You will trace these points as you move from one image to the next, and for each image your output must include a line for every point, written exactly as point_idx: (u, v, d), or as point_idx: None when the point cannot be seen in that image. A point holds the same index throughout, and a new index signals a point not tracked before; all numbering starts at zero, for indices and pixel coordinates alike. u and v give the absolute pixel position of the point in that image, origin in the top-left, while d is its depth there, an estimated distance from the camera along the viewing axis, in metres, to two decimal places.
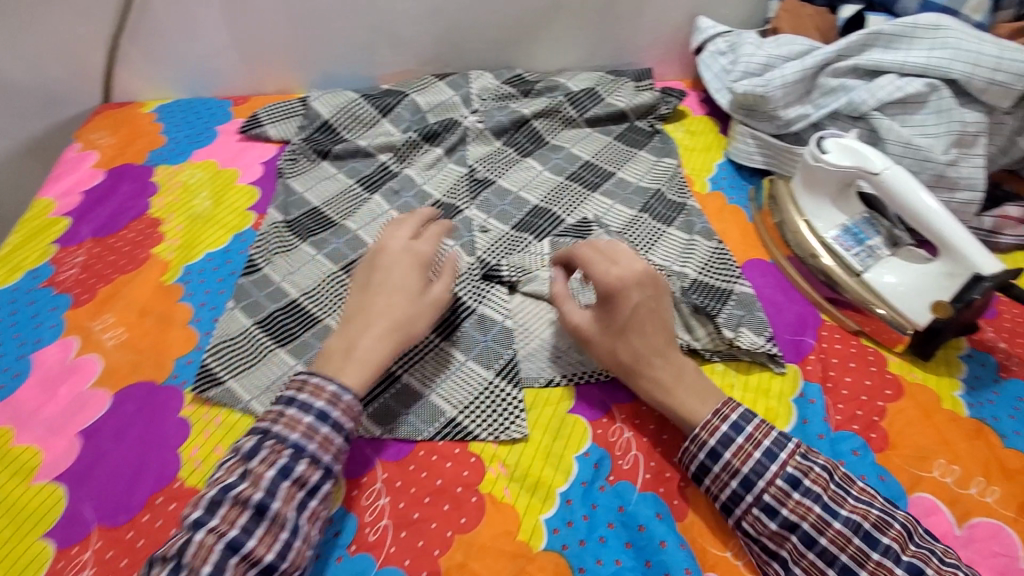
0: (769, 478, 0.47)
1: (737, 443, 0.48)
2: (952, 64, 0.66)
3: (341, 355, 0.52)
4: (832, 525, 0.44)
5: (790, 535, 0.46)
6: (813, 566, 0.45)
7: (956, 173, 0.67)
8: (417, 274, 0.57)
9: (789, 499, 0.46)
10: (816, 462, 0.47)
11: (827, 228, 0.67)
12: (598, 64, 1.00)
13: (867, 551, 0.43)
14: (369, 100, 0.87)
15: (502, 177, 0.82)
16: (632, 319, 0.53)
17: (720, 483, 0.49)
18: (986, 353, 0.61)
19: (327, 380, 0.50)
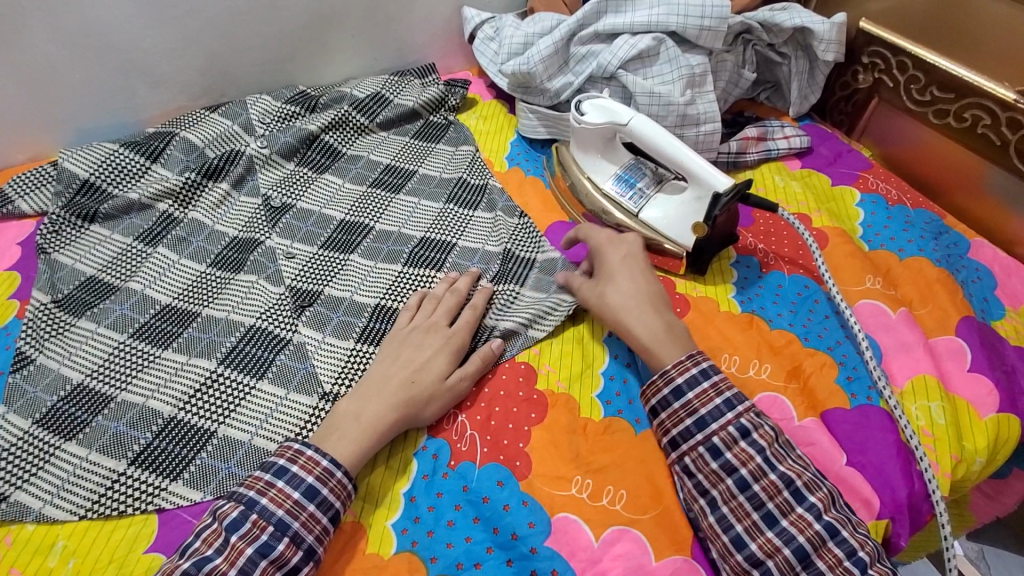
0: (722, 422, 0.51)
1: (702, 386, 0.53)
2: (669, 18, 0.76)
3: (339, 435, 0.51)
4: (768, 474, 0.49)
5: (726, 475, 0.50)
6: (739, 507, 0.48)
7: (695, 111, 0.77)
8: (444, 361, 0.57)
9: (735, 445, 0.50)
10: (766, 421, 0.52)
11: (605, 180, 0.74)
12: (383, 67, 1.00)
13: (766, 470, 0.49)
14: (132, 148, 0.79)
15: (302, 199, 0.79)
16: (620, 269, 0.62)
17: (676, 419, 0.53)
18: (749, 256, 0.72)
19: (319, 454, 0.49)
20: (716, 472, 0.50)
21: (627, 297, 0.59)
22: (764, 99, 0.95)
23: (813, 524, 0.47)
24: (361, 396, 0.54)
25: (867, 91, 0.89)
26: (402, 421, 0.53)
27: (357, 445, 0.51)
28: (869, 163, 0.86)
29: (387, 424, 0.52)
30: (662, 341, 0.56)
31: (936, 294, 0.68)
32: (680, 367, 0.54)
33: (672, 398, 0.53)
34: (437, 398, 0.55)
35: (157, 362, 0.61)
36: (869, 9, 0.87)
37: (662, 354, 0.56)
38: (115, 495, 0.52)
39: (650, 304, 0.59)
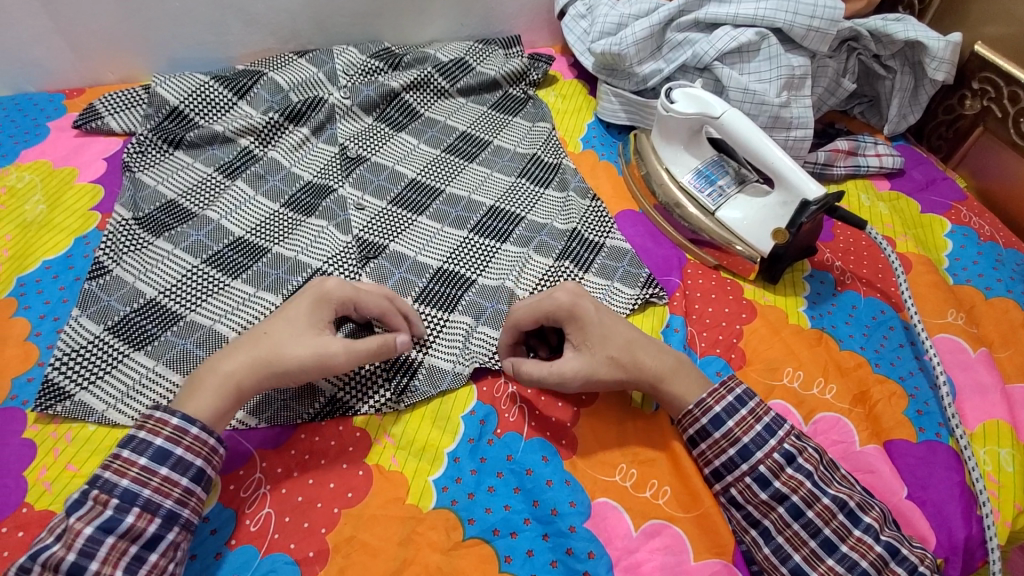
0: (766, 450, 0.48)
1: (741, 413, 0.50)
2: (776, 13, 0.72)
3: (197, 388, 0.47)
4: (820, 500, 0.46)
5: (778, 505, 0.47)
6: (796, 536, 0.46)
7: (789, 114, 0.74)
8: (305, 318, 0.50)
9: (783, 472, 0.48)
10: (809, 443, 0.49)
11: (683, 173, 0.72)
12: (469, 34, 0.99)
13: (817, 495, 0.47)
14: (221, 82, 0.81)
15: (377, 154, 0.79)
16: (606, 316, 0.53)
17: (717, 449, 0.50)
18: (825, 271, 0.69)
19: (170, 414, 0.46)
20: (767, 502, 0.48)
21: (627, 351, 0.51)
22: (858, 113, 0.90)
23: (874, 546, 0.45)
24: (226, 348, 0.49)
25: (973, 118, 0.83)
26: (260, 376, 0.48)
27: (210, 399, 0.47)
28: (963, 194, 0.81)
29: (238, 380, 0.48)
30: (680, 383, 0.51)
31: (1019, 338, 0.64)
32: (715, 394, 0.50)
33: (738, 404, 0.50)
34: (288, 361, 0.48)
35: (225, 291, 0.62)
36: (984, 32, 0.80)
37: (685, 394, 0.51)
38: None
39: (648, 341, 0.53)
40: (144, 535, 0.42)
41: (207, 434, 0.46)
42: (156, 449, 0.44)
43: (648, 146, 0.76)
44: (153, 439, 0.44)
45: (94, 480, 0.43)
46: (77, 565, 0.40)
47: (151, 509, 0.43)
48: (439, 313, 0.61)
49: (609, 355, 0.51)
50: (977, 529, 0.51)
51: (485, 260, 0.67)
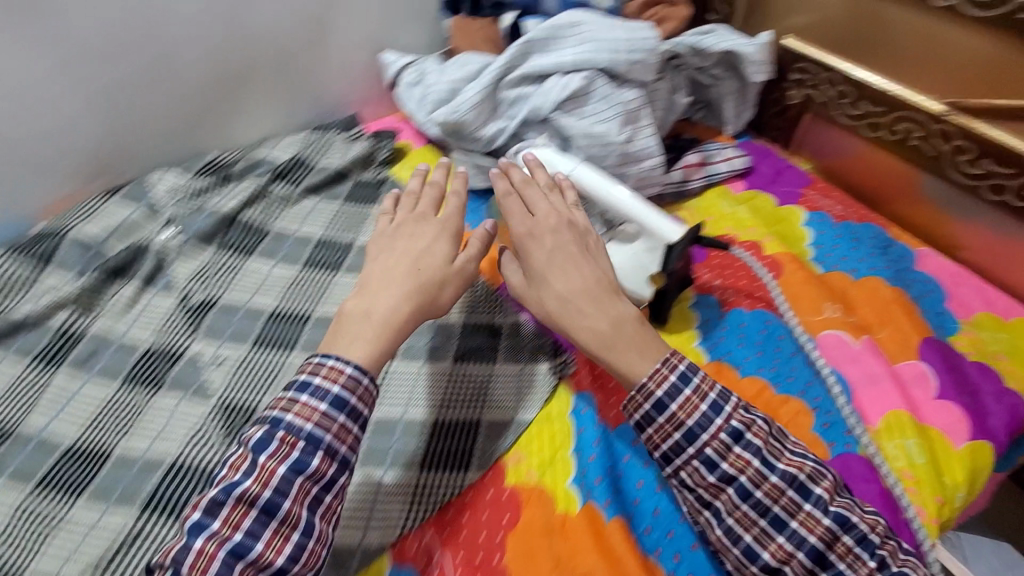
0: (713, 432, 0.50)
1: (685, 395, 0.51)
2: (597, 55, 0.72)
3: (350, 339, 0.52)
4: (768, 479, 0.48)
5: (726, 485, 0.49)
6: (745, 517, 0.48)
7: (635, 148, 0.75)
8: (446, 244, 0.58)
9: (730, 452, 0.49)
10: (757, 415, 0.51)
11: None
12: (303, 122, 0.93)
13: (766, 475, 0.48)
14: (16, 256, 0.69)
15: (228, 291, 0.71)
16: (550, 267, 0.56)
17: (663, 433, 0.51)
18: (708, 294, 0.70)
19: (319, 397, 0.48)
20: (716, 484, 0.49)
21: (564, 302, 0.55)
22: (699, 118, 0.94)
23: (822, 520, 0.47)
24: (368, 295, 0.54)
25: (799, 106, 0.86)
26: (416, 312, 0.54)
27: (370, 346, 0.51)
28: (807, 179, 0.86)
29: (404, 314, 0.53)
30: (633, 360, 0.53)
31: (895, 315, 0.67)
32: (657, 378, 0.51)
33: (682, 384, 0.51)
34: (448, 282, 0.56)
35: (66, 522, 0.53)
36: (791, 23, 0.83)
37: (632, 362, 0.52)
38: None
39: (591, 301, 0.55)
40: (325, 477, 0.47)
41: None
42: None
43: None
44: None
45: None
46: (271, 504, 0.45)
47: (330, 454, 0.48)
48: None
49: (545, 302, 0.56)
50: (910, 534, 0.52)
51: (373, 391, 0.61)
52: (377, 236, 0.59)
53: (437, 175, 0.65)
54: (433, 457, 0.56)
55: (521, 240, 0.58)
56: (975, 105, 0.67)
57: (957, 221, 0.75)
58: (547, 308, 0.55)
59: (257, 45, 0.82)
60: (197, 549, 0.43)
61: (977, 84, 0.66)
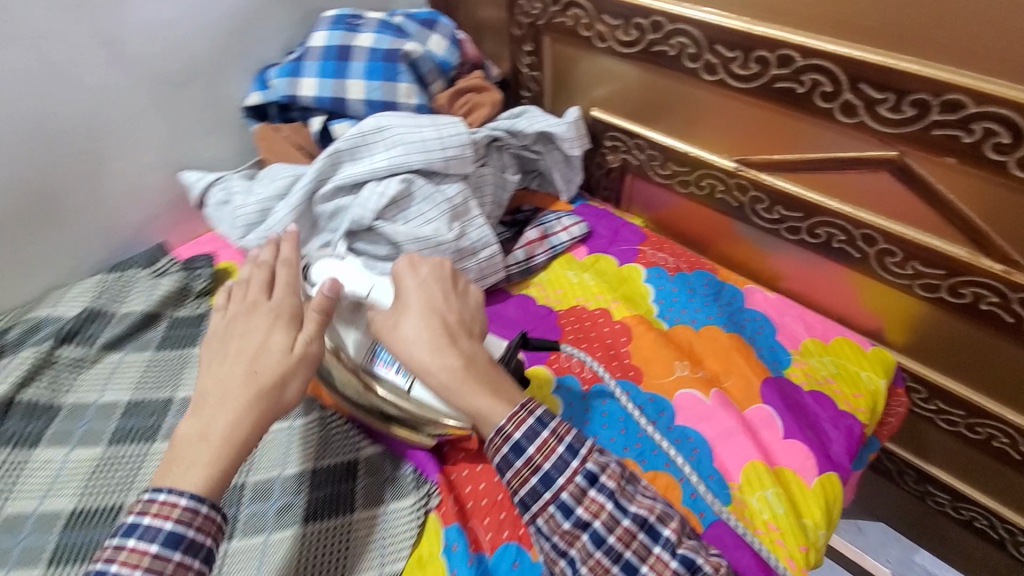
0: (568, 475, 0.51)
1: (542, 438, 0.52)
2: (410, 158, 0.70)
3: (187, 463, 0.48)
4: (621, 521, 0.50)
5: (580, 532, 0.50)
6: (598, 564, 0.49)
7: (469, 241, 0.74)
8: (282, 332, 0.55)
9: (585, 496, 0.51)
10: (610, 458, 0.53)
11: (361, 352, 0.61)
12: (100, 262, 0.81)
13: (618, 518, 0.50)
14: None
15: (10, 498, 0.59)
16: (414, 309, 0.57)
17: (521, 479, 0.51)
18: (567, 375, 0.70)
19: (177, 496, 0.47)
20: (571, 531, 0.50)
21: (422, 346, 0.55)
22: (537, 186, 0.96)
23: (669, 562, 0.49)
24: (207, 411, 0.51)
25: (619, 168, 0.91)
26: (264, 418, 0.52)
27: (209, 474, 0.48)
28: (642, 234, 0.90)
29: (239, 430, 0.50)
30: (490, 403, 0.53)
31: (735, 362, 0.70)
32: (515, 420, 0.52)
33: (540, 427, 0.52)
34: (290, 376, 0.53)
35: None
36: (594, 96, 0.87)
37: (485, 406, 0.53)
38: None
39: (448, 343, 0.55)
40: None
41: None
42: None
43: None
44: None
45: None
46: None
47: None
48: None
49: (405, 346, 0.55)
50: None
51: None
52: (210, 337, 0.56)
53: (264, 254, 0.62)
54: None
55: (398, 285, 0.59)
56: (756, 161, 0.73)
57: (773, 256, 0.81)
58: (408, 352, 0.55)
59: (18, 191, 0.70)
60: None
61: (753, 144, 0.72)
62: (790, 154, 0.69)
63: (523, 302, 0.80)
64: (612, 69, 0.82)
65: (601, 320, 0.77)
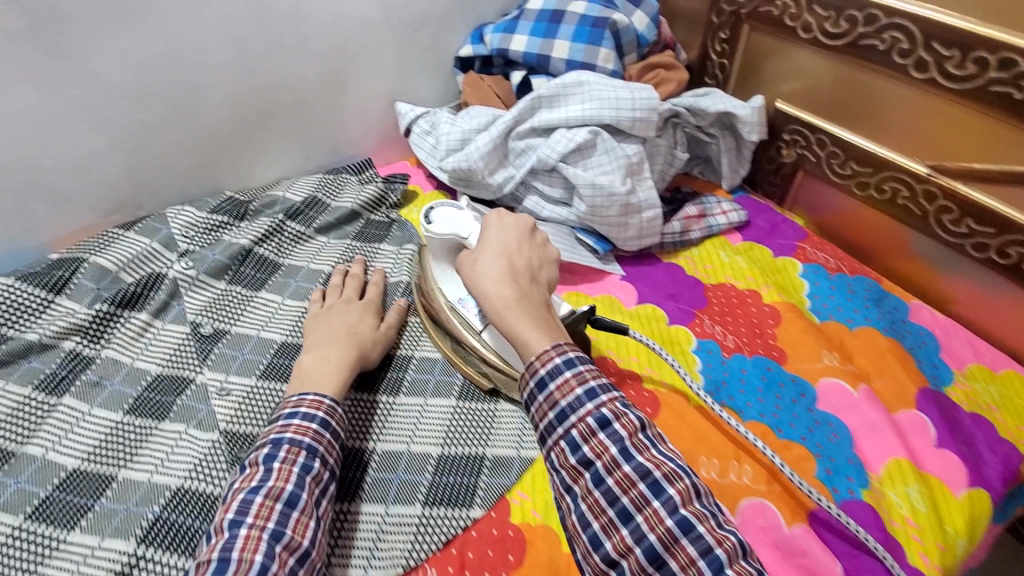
0: (581, 415, 0.49)
1: (564, 376, 0.50)
2: (602, 112, 0.77)
3: (313, 375, 0.59)
4: (622, 467, 0.46)
5: (584, 471, 0.48)
6: (595, 504, 0.46)
7: (637, 199, 0.78)
8: (371, 317, 0.69)
9: (592, 437, 0.48)
10: (632, 410, 0.50)
11: (454, 292, 0.69)
12: (318, 165, 0.97)
13: (620, 462, 0.47)
14: (30, 282, 0.69)
15: (237, 322, 0.73)
16: (490, 248, 0.61)
17: (541, 413, 0.51)
18: (709, 340, 0.73)
19: (315, 410, 0.55)
20: (576, 467, 0.48)
21: (488, 283, 0.57)
22: (698, 173, 0.98)
23: (665, 520, 0.44)
24: (318, 348, 0.63)
25: (792, 165, 0.91)
26: (358, 359, 0.63)
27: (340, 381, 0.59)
28: (804, 232, 0.90)
29: (349, 355, 0.62)
30: (535, 338, 0.54)
31: (890, 365, 0.69)
32: (544, 358, 0.52)
33: (563, 366, 0.51)
34: (377, 342, 0.67)
35: (59, 552, 0.52)
36: (781, 89, 0.88)
37: (530, 342, 0.53)
38: None
39: (513, 278, 0.57)
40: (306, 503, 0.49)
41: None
42: None
43: (422, 271, 0.72)
44: None
45: None
46: (294, 495, 0.49)
47: (324, 462, 0.53)
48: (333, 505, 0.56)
49: (475, 279, 0.58)
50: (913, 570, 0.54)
51: (380, 423, 0.63)
52: (313, 317, 0.69)
53: (356, 268, 0.77)
54: (438, 493, 0.57)
55: (486, 226, 0.64)
56: (956, 169, 0.71)
57: (947, 279, 0.77)
58: (478, 288, 0.57)
59: (282, 91, 0.86)
60: (259, 502, 0.48)
61: (914, 139, 0.75)
62: (997, 164, 0.67)
63: (673, 270, 0.84)
64: (807, 63, 0.83)
65: (749, 300, 0.78)
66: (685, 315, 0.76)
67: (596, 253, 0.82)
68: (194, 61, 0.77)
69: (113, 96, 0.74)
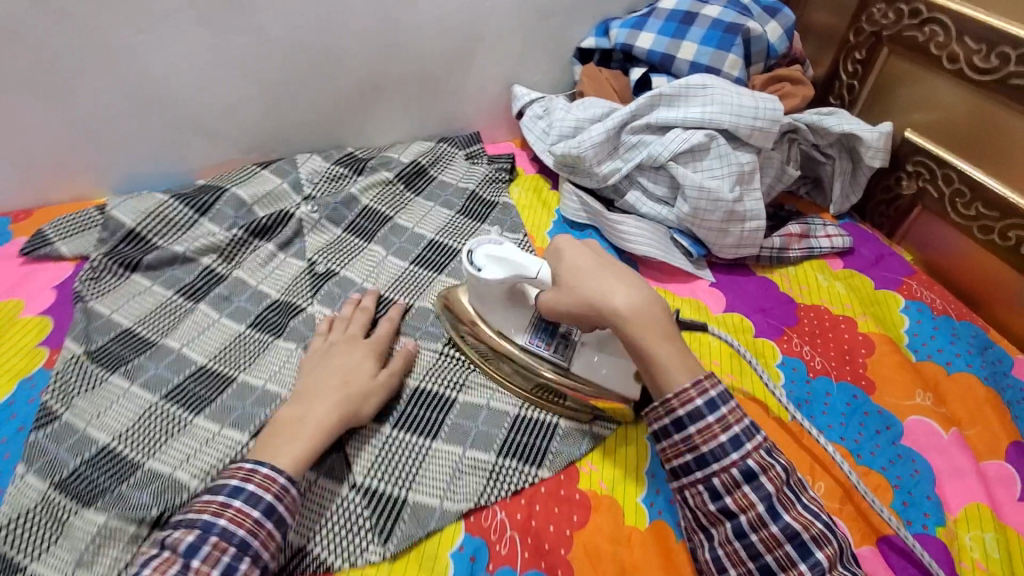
0: (725, 463, 0.50)
1: (706, 420, 0.50)
2: (722, 116, 0.77)
3: (283, 441, 0.54)
4: (768, 527, 0.48)
5: (725, 519, 0.50)
6: (735, 553, 0.49)
7: (742, 208, 0.79)
8: (370, 362, 0.64)
9: (737, 489, 0.49)
10: (776, 460, 0.50)
11: (519, 333, 0.63)
12: (431, 134, 1.02)
13: (766, 521, 0.48)
14: (182, 200, 0.79)
15: (346, 267, 0.80)
16: (573, 263, 0.55)
17: (676, 450, 0.51)
18: (795, 357, 0.73)
19: (276, 470, 0.51)
20: (716, 514, 0.50)
21: (624, 314, 0.52)
22: (804, 193, 0.96)
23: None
24: (306, 400, 0.58)
25: (910, 198, 0.88)
26: (345, 417, 0.58)
27: (306, 450, 0.53)
28: (912, 269, 0.86)
29: (331, 421, 0.56)
30: (674, 355, 0.52)
31: (986, 414, 0.67)
32: (696, 388, 0.51)
33: (706, 409, 0.50)
34: (371, 394, 0.61)
35: (188, 430, 0.61)
36: (911, 117, 0.85)
37: (671, 374, 0.51)
38: (109, 555, 0.52)
39: (635, 290, 0.54)
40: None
41: (238, 520, 0.47)
42: None
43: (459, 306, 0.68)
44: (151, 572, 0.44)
45: None
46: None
47: (256, 559, 0.47)
48: (420, 440, 0.62)
49: (608, 308, 0.52)
50: None
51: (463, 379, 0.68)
52: (310, 355, 0.64)
53: (366, 300, 0.72)
54: (510, 448, 0.62)
55: (560, 246, 0.57)
56: None
57: None
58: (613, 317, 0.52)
59: (412, 61, 0.92)
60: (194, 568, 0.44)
61: (957, 137, 0.80)
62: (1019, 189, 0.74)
63: (764, 284, 0.83)
64: (945, 93, 0.80)
65: (844, 325, 0.77)
66: (774, 331, 0.76)
67: (690, 256, 0.83)
68: (342, 27, 0.84)
69: (270, 49, 0.82)
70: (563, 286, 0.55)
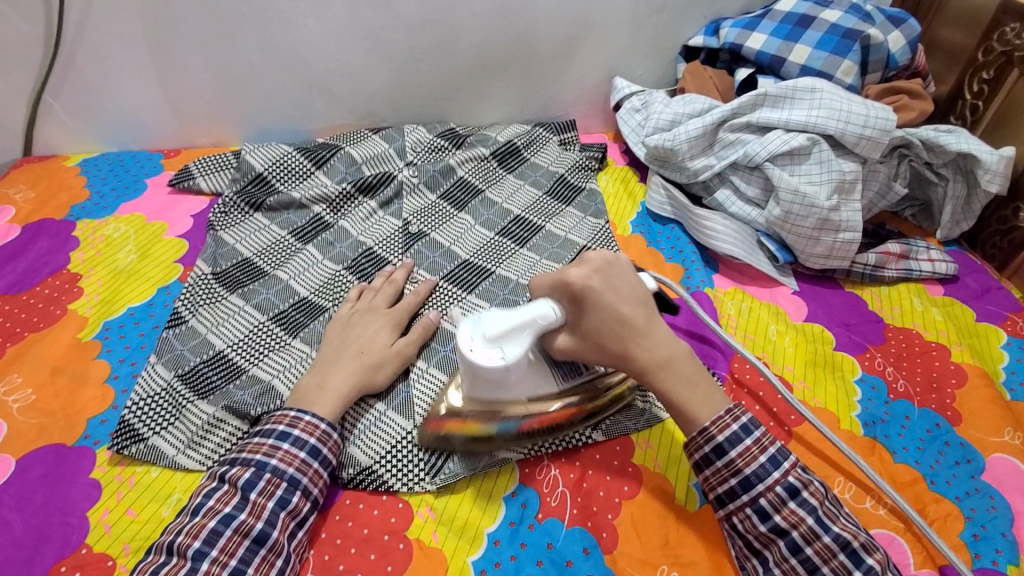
0: (770, 483, 0.50)
1: (745, 443, 0.51)
2: (828, 121, 0.76)
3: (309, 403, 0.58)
4: (822, 538, 0.48)
5: (777, 537, 0.50)
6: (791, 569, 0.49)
7: (838, 217, 0.76)
8: (387, 333, 0.66)
9: (785, 506, 0.50)
10: (816, 478, 0.52)
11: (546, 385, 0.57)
12: (528, 118, 1.07)
13: (819, 534, 0.49)
14: (303, 153, 0.89)
15: (436, 230, 0.85)
16: (594, 309, 0.51)
17: (720, 477, 0.51)
18: (875, 376, 0.70)
19: (317, 419, 0.56)
20: (766, 534, 0.50)
21: (660, 352, 0.52)
22: (909, 215, 0.91)
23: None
24: (320, 369, 0.61)
25: None
26: (360, 385, 0.61)
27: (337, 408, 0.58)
28: (1021, 305, 0.79)
29: (350, 386, 0.60)
30: (694, 399, 0.52)
31: None
32: (720, 423, 0.52)
33: (743, 434, 0.52)
34: (387, 362, 0.64)
35: (285, 348, 0.68)
36: None
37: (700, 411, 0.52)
38: (211, 442, 0.60)
39: (655, 331, 0.53)
40: (301, 514, 0.52)
41: (295, 449, 0.54)
42: (246, 480, 0.51)
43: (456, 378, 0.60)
44: (243, 473, 0.51)
45: (198, 508, 0.49)
46: (264, 533, 0.49)
47: (306, 494, 0.53)
48: None
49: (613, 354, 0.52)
50: None
51: None
52: (336, 321, 0.68)
53: (398, 274, 0.76)
54: None
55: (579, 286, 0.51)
56: None
57: None
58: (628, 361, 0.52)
59: (520, 45, 0.96)
60: (254, 500, 0.50)
61: None
62: None
63: (851, 300, 0.80)
64: None
65: (935, 353, 0.73)
66: (856, 346, 0.73)
67: (774, 261, 0.82)
68: (461, 11, 0.90)
69: (395, 25, 0.90)
70: (577, 331, 0.52)
